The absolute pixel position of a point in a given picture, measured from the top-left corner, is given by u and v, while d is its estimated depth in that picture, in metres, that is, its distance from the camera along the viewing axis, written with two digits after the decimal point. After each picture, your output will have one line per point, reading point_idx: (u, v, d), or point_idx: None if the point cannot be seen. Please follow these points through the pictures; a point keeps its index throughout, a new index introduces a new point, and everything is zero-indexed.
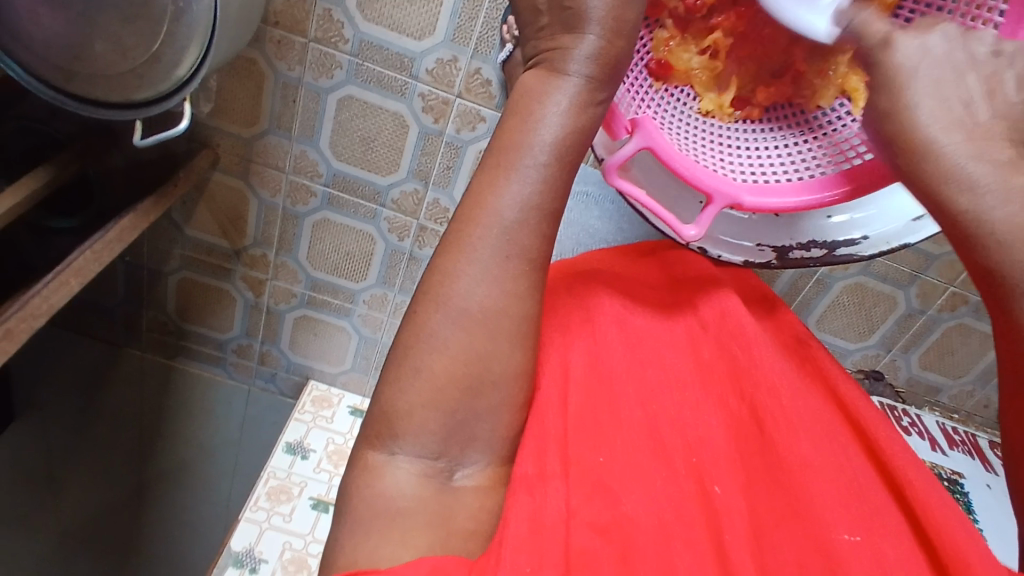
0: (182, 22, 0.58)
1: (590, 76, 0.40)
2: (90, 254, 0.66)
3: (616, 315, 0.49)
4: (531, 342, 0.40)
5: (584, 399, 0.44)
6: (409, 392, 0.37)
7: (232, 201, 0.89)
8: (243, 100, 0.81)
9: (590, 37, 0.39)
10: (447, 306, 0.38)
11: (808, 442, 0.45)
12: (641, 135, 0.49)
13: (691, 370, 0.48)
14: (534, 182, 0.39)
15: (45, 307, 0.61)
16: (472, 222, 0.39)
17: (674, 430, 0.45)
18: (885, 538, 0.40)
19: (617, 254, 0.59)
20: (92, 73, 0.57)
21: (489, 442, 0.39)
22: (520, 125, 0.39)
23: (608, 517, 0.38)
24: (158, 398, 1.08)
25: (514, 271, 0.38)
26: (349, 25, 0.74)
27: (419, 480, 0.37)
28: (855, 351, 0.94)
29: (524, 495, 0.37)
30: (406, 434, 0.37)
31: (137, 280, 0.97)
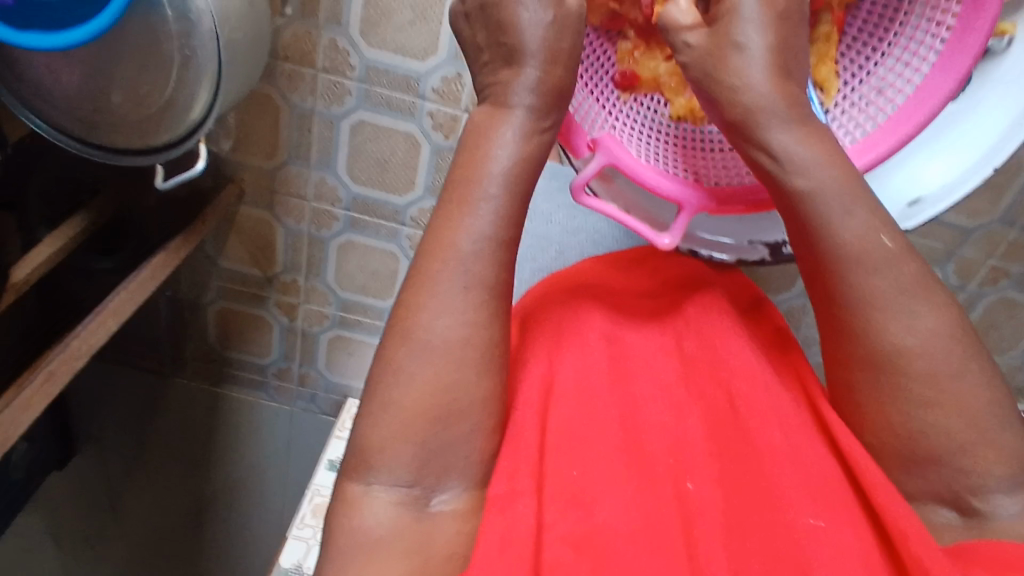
0: (190, 68, 0.59)
1: (534, 105, 0.41)
2: (125, 294, 0.69)
3: (600, 326, 0.47)
4: (500, 367, 0.40)
5: (564, 411, 0.43)
6: (379, 426, 0.38)
7: (260, 231, 0.92)
8: (262, 134, 0.84)
9: (530, 69, 0.41)
10: (414, 340, 0.39)
11: (782, 434, 0.42)
12: (602, 153, 0.46)
13: (673, 369, 0.47)
14: (491, 213, 0.40)
15: (84, 348, 0.65)
16: (436, 257, 0.40)
17: (651, 431, 0.44)
18: (846, 524, 0.39)
19: (607, 260, 0.55)
20: (112, 120, 0.62)
21: (464, 470, 0.39)
22: (477, 158, 0.41)
23: (580, 529, 0.38)
24: (208, 422, 1.12)
25: (474, 301, 0.39)
26: (355, 53, 0.76)
27: (396, 509, 0.37)
28: None
29: (494, 515, 0.38)
30: (381, 467, 0.38)
31: (178, 312, 1.02)
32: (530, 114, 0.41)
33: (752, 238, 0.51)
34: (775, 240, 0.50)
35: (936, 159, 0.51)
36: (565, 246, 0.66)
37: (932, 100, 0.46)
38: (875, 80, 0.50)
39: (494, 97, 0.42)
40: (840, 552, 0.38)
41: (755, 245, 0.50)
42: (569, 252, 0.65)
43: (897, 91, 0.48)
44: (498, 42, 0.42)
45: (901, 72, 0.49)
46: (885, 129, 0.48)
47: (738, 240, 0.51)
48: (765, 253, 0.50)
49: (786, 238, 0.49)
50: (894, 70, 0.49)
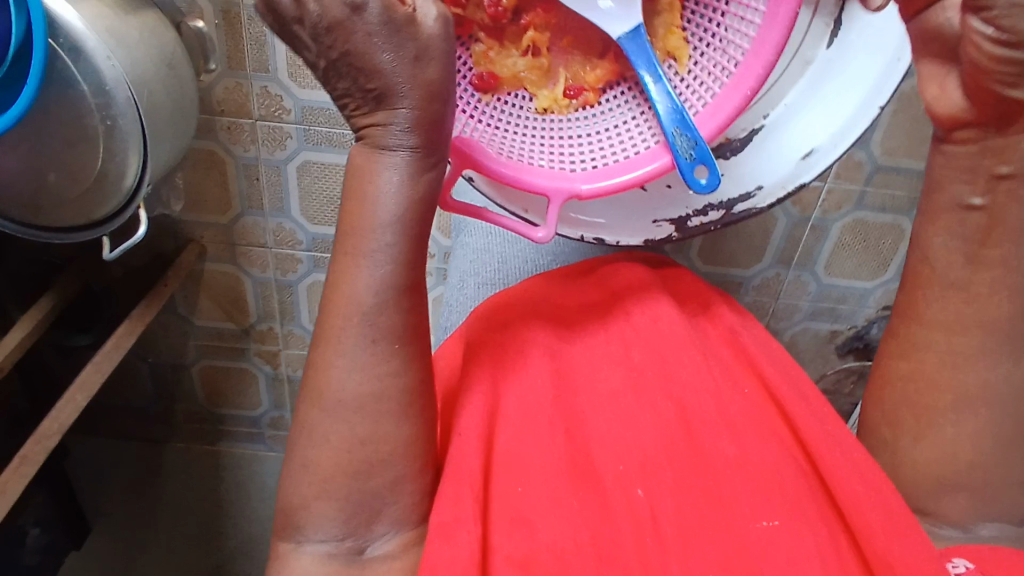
0: (115, 138, 0.60)
1: (414, 146, 0.36)
2: (90, 368, 0.69)
3: (542, 341, 0.46)
4: (422, 410, 0.39)
5: (509, 434, 0.41)
6: (300, 484, 0.38)
7: (228, 283, 0.93)
8: (213, 190, 0.84)
9: (402, 110, 0.35)
10: (325, 401, 0.38)
11: (730, 439, 0.40)
12: (456, 159, 0.43)
13: (621, 375, 0.44)
14: (389, 261, 0.37)
15: (55, 427, 0.65)
16: (336, 316, 0.38)
17: (600, 443, 0.41)
18: (804, 526, 0.36)
19: (553, 277, 0.53)
20: (55, 203, 0.64)
21: (396, 516, 0.39)
22: (358, 203, 0.37)
23: (525, 551, 0.36)
24: (212, 481, 1.13)
25: (383, 355, 0.38)
26: (287, 96, 0.77)
27: (325, 559, 0.37)
28: (876, 289, 0.92)
29: (437, 545, 0.35)
30: (308, 524, 0.37)
31: (162, 377, 1.03)
32: (406, 156, 0.36)
33: (657, 217, 0.49)
34: (679, 215, 0.48)
35: (824, 103, 0.44)
36: (507, 254, 0.63)
37: (765, 52, 0.40)
38: (722, 40, 0.43)
39: (365, 137, 0.36)
40: (801, 554, 0.36)
41: (660, 224, 0.49)
42: (511, 259, 0.62)
43: (738, 48, 0.42)
44: (364, 88, 0.35)
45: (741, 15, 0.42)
46: (729, 86, 0.42)
47: (645, 220, 0.49)
48: (671, 230, 0.48)
49: (690, 211, 0.48)
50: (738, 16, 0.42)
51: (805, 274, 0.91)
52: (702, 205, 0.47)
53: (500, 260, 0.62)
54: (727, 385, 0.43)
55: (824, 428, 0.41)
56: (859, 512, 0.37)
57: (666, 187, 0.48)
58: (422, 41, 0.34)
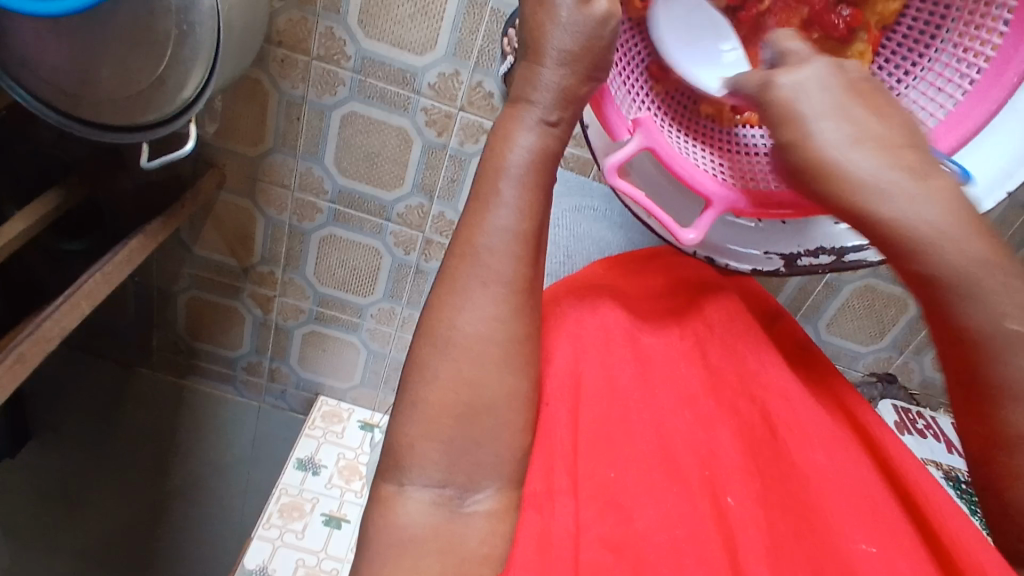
0: (185, 45, 0.57)
1: (551, 104, 0.38)
2: (100, 277, 0.67)
3: (619, 322, 0.46)
4: (526, 364, 0.37)
5: (595, 412, 0.41)
6: (410, 422, 0.35)
7: (240, 219, 0.90)
8: (248, 121, 0.81)
9: (547, 70, 0.38)
10: (437, 336, 0.36)
11: (821, 450, 0.42)
12: (642, 133, 0.44)
13: (699, 376, 0.45)
14: (510, 206, 0.37)
15: (56, 331, 0.62)
16: (460, 257, 0.37)
17: (683, 441, 0.42)
18: (898, 548, 0.38)
19: (619, 262, 0.54)
20: (99, 98, 0.58)
21: (497, 467, 0.36)
22: (492, 152, 0.39)
23: (619, 535, 0.36)
24: (171, 417, 1.09)
25: (495, 297, 0.36)
26: (351, 42, 0.74)
27: (432, 508, 0.34)
28: (867, 355, 0.95)
29: (532, 513, 0.35)
30: (412, 466, 0.35)
31: (147, 301, 0.99)
32: (542, 114, 0.38)
33: (768, 248, 0.49)
34: (790, 251, 0.48)
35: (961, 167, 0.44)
36: (571, 249, 0.64)
37: (964, 127, 0.44)
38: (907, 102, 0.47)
39: (513, 93, 0.39)
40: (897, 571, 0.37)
41: (770, 256, 0.49)
42: (576, 256, 0.63)
43: (930, 114, 0.46)
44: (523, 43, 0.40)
45: (938, 88, 0.46)
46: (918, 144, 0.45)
47: (755, 250, 0.49)
48: (780, 264, 0.49)
49: (801, 250, 0.48)
50: (932, 86, 0.47)
51: (807, 326, 0.92)
52: (815, 246, 0.47)
53: (564, 255, 0.63)
54: (809, 396, 0.45)
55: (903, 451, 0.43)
56: (952, 527, 0.38)
57: (781, 223, 0.48)
58: (587, 19, 0.38)
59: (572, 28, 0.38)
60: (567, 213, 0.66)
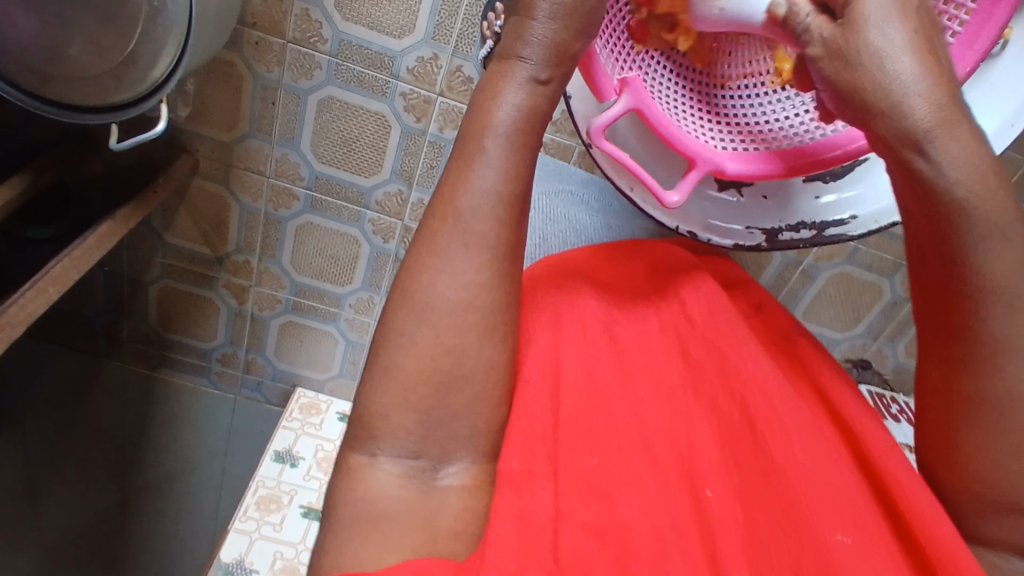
0: (157, 22, 0.55)
1: (539, 60, 0.38)
2: (68, 262, 0.65)
3: (600, 313, 0.46)
4: (504, 333, 0.36)
5: (575, 400, 0.40)
6: (380, 391, 0.34)
7: (214, 206, 0.88)
8: (222, 104, 0.79)
9: (539, 23, 0.38)
10: (414, 301, 0.35)
11: (800, 445, 0.42)
12: (628, 94, 0.44)
13: (679, 368, 0.45)
14: (495, 168, 0.36)
15: (22, 317, 0.60)
16: (442, 219, 0.36)
17: (662, 431, 0.42)
18: (875, 546, 0.38)
19: (598, 249, 0.53)
20: (67, 76, 0.56)
21: (471, 439, 0.35)
22: (477, 111, 0.38)
23: (600, 520, 0.36)
24: (141, 411, 1.06)
25: (475, 262, 0.36)
26: (328, 25, 0.73)
27: (401, 481, 0.34)
28: (842, 341, 0.96)
29: (508, 492, 0.34)
30: (384, 435, 0.34)
31: (117, 289, 0.96)
32: (532, 71, 0.38)
33: (750, 224, 0.49)
34: (771, 226, 0.49)
35: None
36: (547, 233, 0.63)
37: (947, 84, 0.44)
38: None
39: (503, 52, 0.39)
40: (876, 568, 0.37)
41: (752, 232, 0.49)
42: (553, 239, 0.62)
43: None
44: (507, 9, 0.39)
45: None
46: None
47: (738, 225, 0.49)
48: (762, 239, 0.49)
49: (782, 225, 0.48)
50: None
51: None
52: (796, 221, 0.48)
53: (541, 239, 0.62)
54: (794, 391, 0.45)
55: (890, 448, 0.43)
56: (927, 518, 0.38)
57: (762, 198, 0.49)
58: None
59: None
60: (544, 197, 0.65)
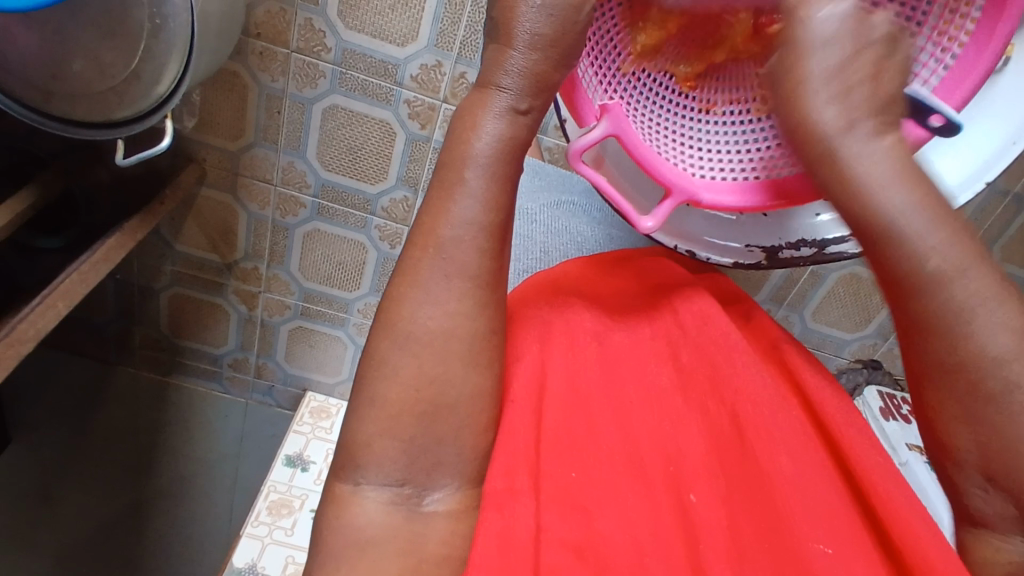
0: (160, 38, 0.56)
1: (521, 88, 0.38)
2: (76, 276, 0.66)
3: (590, 326, 0.45)
4: (489, 360, 0.37)
5: (559, 413, 0.40)
6: (366, 421, 0.35)
7: (221, 215, 0.88)
8: (226, 114, 0.80)
9: (517, 53, 0.37)
10: (396, 332, 0.35)
11: (789, 455, 0.41)
12: (607, 120, 0.43)
13: (668, 375, 0.45)
14: (475, 197, 0.36)
15: (32, 332, 0.61)
16: (423, 248, 0.36)
17: (648, 440, 0.42)
18: (854, 553, 0.38)
19: (594, 261, 0.54)
20: (71, 92, 0.56)
21: (458, 465, 0.35)
22: (456, 140, 0.38)
23: (578, 535, 0.36)
24: (154, 416, 1.09)
25: (457, 292, 0.36)
26: (331, 34, 0.73)
27: (386, 508, 0.34)
28: (852, 341, 0.95)
29: (493, 512, 0.34)
30: (369, 464, 0.34)
31: (128, 296, 0.97)
32: (511, 100, 0.38)
33: (749, 242, 0.49)
34: (770, 244, 0.48)
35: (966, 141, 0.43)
36: (548, 246, 0.63)
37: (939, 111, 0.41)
38: None
39: (482, 77, 0.38)
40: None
41: (751, 249, 0.49)
42: (553, 252, 0.62)
43: None
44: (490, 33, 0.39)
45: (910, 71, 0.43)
46: None
47: (736, 243, 0.49)
48: (761, 257, 0.49)
49: (782, 243, 0.48)
50: None
51: (792, 315, 0.92)
52: (796, 239, 0.47)
53: (542, 252, 0.62)
54: (784, 397, 0.45)
55: (877, 458, 0.42)
56: (907, 521, 0.39)
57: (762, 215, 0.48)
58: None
59: (548, 11, 0.37)
60: (545, 209, 0.66)
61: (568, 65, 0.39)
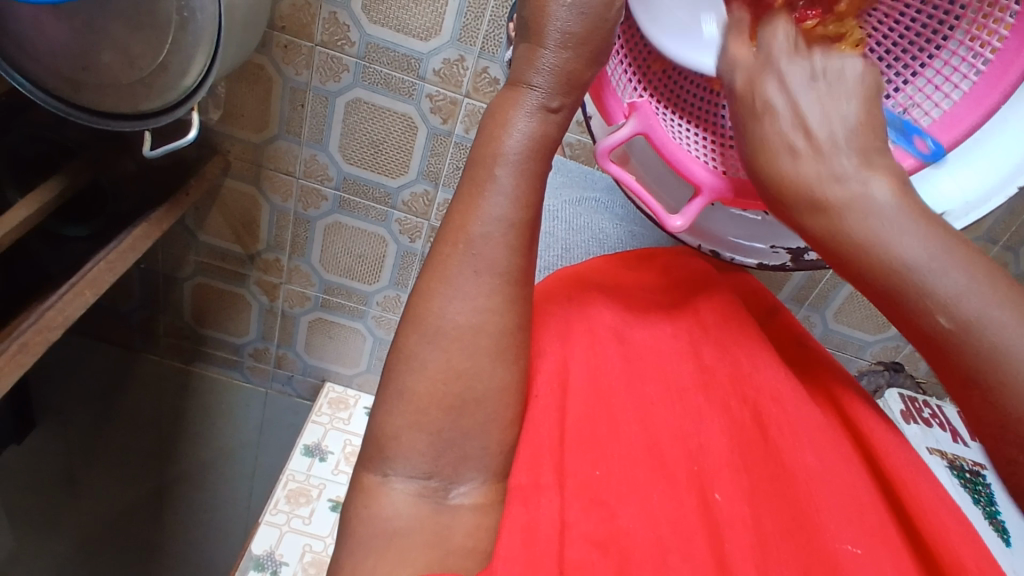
0: (187, 31, 0.56)
1: (550, 86, 0.38)
2: (104, 265, 0.67)
3: (611, 322, 0.46)
4: (515, 356, 0.37)
5: (581, 408, 0.40)
6: (394, 413, 0.35)
7: (244, 205, 0.89)
8: (251, 107, 0.80)
9: (548, 52, 0.37)
10: (425, 327, 0.36)
11: (813, 452, 0.41)
12: (636, 118, 0.43)
13: (691, 372, 0.44)
14: (506, 195, 0.37)
15: (60, 319, 0.63)
16: (452, 244, 0.37)
17: (672, 435, 0.41)
18: (886, 551, 0.37)
19: (616, 259, 0.53)
20: (99, 84, 0.58)
21: (483, 459, 0.36)
22: (490, 138, 0.38)
23: (602, 531, 0.35)
24: (176, 402, 1.10)
25: (486, 289, 0.36)
26: (355, 28, 0.73)
27: (414, 499, 0.34)
28: (874, 343, 0.94)
29: (518, 506, 0.35)
30: (396, 456, 0.35)
31: (153, 285, 0.99)
32: (543, 99, 0.38)
33: (775, 242, 0.48)
34: (797, 245, 0.48)
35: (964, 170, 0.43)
36: (570, 242, 0.63)
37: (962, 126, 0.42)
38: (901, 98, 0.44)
39: (513, 76, 0.39)
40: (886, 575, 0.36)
41: (777, 250, 0.48)
42: (575, 249, 0.62)
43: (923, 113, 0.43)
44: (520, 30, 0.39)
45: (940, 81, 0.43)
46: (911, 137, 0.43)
47: (762, 244, 0.49)
48: (787, 259, 0.48)
49: (809, 244, 0.47)
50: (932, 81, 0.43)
51: (814, 315, 0.92)
52: None
53: (564, 248, 0.63)
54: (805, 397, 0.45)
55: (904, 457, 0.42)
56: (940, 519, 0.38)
57: None
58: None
59: (579, 9, 0.36)
60: (568, 205, 0.66)
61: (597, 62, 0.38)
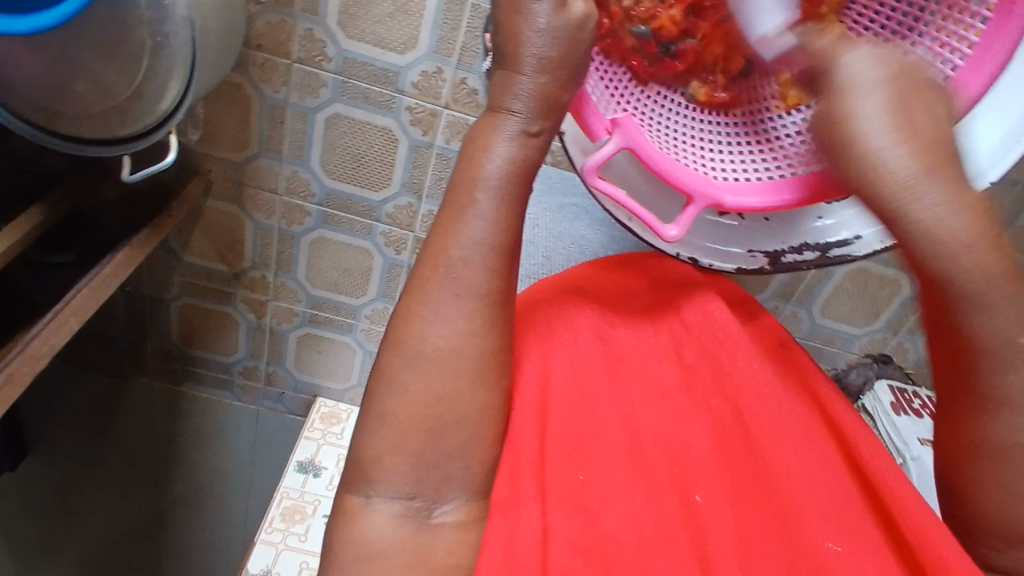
0: (161, 56, 0.56)
1: (529, 110, 0.38)
2: (87, 292, 0.67)
3: (591, 321, 0.46)
4: (497, 376, 0.37)
5: (563, 415, 0.40)
6: (375, 437, 0.35)
7: (227, 225, 0.89)
8: (230, 126, 0.80)
9: (524, 77, 0.38)
10: (406, 350, 0.36)
11: (794, 451, 0.42)
12: (620, 135, 0.44)
13: (672, 373, 0.45)
14: (485, 217, 0.37)
15: (45, 349, 0.62)
16: (433, 268, 0.37)
17: (653, 437, 0.42)
18: (865, 546, 0.38)
19: (595, 262, 0.53)
20: (75, 113, 0.57)
21: (466, 479, 0.36)
22: (469, 161, 0.38)
23: (588, 537, 0.37)
24: (167, 425, 1.10)
25: (466, 310, 0.36)
26: (332, 44, 0.73)
27: (397, 520, 0.34)
28: (862, 336, 0.95)
29: (500, 519, 0.35)
30: (379, 479, 0.35)
31: (139, 308, 0.98)
32: (523, 123, 0.38)
33: (752, 247, 0.49)
34: (774, 248, 0.49)
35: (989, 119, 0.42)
36: (551, 250, 0.65)
37: None
38: None
39: (491, 100, 0.39)
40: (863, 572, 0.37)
41: (755, 254, 0.49)
42: (556, 257, 0.65)
43: None
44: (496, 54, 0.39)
45: None
46: None
47: (739, 248, 0.49)
48: (764, 262, 0.49)
49: (786, 247, 0.48)
50: None
51: (800, 311, 0.92)
52: (799, 242, 0.48)
53: (545, 256, 0.65)
54: (787, 390, 0.45)
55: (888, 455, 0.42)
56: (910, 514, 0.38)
57: (764, 220, 0.49)
58: (571, 22, 0.37)
59: (551, 33, 0.37)
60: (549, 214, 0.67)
61: (570, 80, 0.39)
